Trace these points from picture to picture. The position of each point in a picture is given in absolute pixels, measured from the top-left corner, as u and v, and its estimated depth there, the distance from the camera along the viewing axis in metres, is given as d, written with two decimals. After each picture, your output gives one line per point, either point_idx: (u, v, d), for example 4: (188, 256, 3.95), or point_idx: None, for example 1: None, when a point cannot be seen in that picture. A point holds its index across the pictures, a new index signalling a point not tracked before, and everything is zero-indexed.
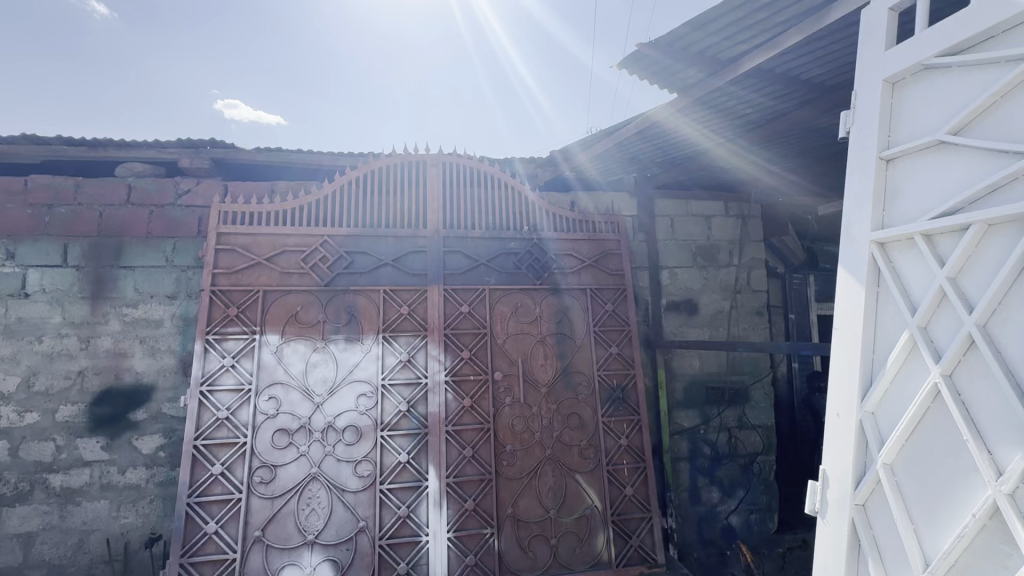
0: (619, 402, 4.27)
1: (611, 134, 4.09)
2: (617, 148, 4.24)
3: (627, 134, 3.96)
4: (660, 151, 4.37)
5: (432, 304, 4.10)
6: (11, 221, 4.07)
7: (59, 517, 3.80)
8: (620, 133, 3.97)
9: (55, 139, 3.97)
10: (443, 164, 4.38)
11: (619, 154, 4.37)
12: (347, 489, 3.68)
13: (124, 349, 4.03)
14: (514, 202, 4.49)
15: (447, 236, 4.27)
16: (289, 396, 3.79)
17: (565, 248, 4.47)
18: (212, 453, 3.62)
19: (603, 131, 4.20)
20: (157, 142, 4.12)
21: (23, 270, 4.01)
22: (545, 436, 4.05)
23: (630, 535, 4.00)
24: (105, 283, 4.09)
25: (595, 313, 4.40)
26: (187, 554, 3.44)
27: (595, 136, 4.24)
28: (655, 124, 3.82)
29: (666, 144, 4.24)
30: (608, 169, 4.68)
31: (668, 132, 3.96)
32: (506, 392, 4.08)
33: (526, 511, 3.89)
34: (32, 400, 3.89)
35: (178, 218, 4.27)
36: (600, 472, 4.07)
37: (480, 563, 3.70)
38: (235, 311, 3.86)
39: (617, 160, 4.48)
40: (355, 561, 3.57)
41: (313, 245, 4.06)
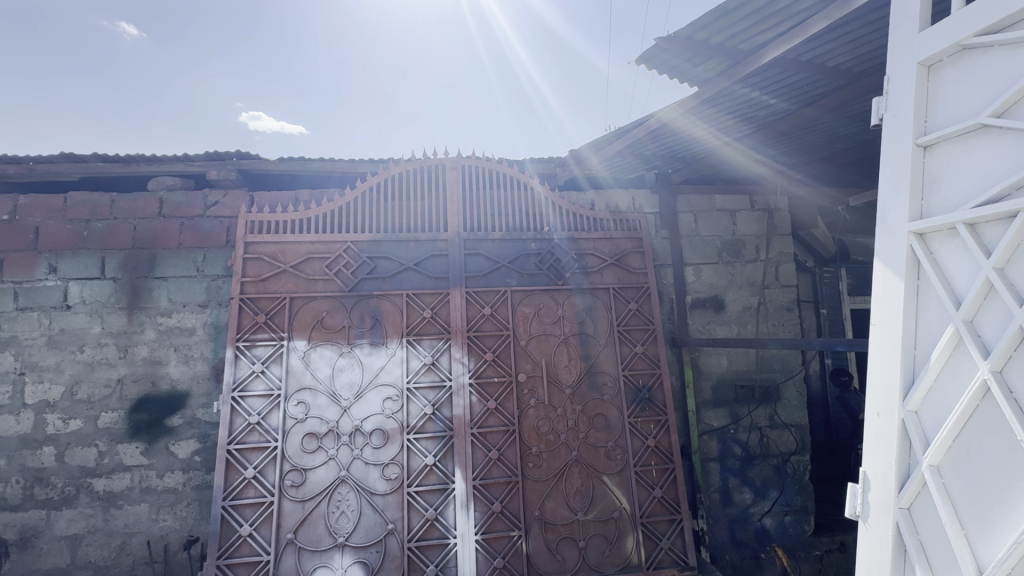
0: (645, 402, 4.20)
1: (621, 136, 4.07)
2: (627, 149, 4.24)
3: (637, 136, 3.97)
4: (668, 150, 4.35)
5: (455, 307, 4.11)
6: (53, 236, 4.27)
7: (103, 519, 3.95)
8: (629, 135, 3.99)
9: (91, 157, 4.16)
10: (462, 166, 4.39)
11: (627, 155, 4.37)
12: (375, 492, 3.72)
13: (159, 357, 4.16)
14: (533, 202, 4.47)
15: (468, 238, 4.28)
16: (317, 400, 3.86)
17: (586, 247, 4.42)
18: (244, 457, 3.71)
19: (612, 133, 4.17)
20: (185, 156, 4.26)
21: (64, 283, 4.20)
22: (571, 437, 4.02)
23: (660, 537, 3.93)
24: (140, 293, 4.23)
25: (619, 311, 4.35)
26: (223, 555, 3.52)
27: (606, 137, 4.23)
28: (664, 125, 3.82)
29: (678, 143, 4.21)
30: (617, 170, 4.71)
31: (677, 133, 3.96)
32: (530, 394, 4.06)
33: (554, 513, 3.86)
34: (75, 408, 4.05)
35: (208, 229, 4.38)
36: (628, 475, 4.01)
37: (508, 566, 3.69)
38: (263, 318, 3.95)
39: (628, 160, 4.47)
40: (385, 564, 3.61)
41: (336, 252, 4.12)
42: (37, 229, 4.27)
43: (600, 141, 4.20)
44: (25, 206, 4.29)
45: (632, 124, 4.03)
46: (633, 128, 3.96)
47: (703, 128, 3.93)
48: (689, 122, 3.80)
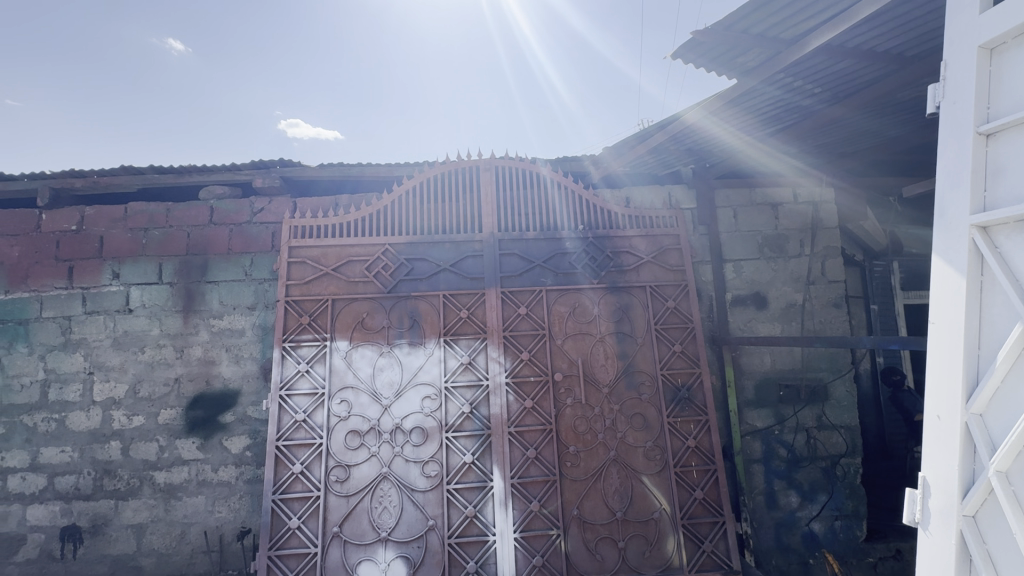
0: (685, 402, 4.12)
1: (642, 140, 4.12)
2: (651, 151, 4.25)
3: (661, 139, 3.98)
4: (697, 148, 4.30)
5: (491, 307, 4.15)
6: (116, 244, 4.56)
7: (165, 510, 4.20)
8: (651, 139, 4.03)
9: (148, 169, 4.42)
10: (495, 167, 4.43)
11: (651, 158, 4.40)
12: (416, 488, 3.81)
13: (212, 357, 4.39)
14: (567, 201, 4.45)
15: (502, 239, 4.31)
16: (359, 399, 3.98)
17: (622, 245, 4.38)
18: (292, 453, 3.86)
19: (633, 137, 4.20)
20: (232, 166, 4.48)
21: (126, 288, 4.49)
22: (609, 437, 4.00)
23: (702, 540, 3.85)
24: (194, 297, 4.47)
25: (656, 310, 4.28)
26: (274, 547, 3.68)
27: (627, 142, 4.28)
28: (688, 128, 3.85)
29: (702, 144, 4.19)
30: (637, 170, 4.72)
31: (704, 131, 3.93)
32: (566, 393, 4.06)
33: (592, 513, 3.85)
34: (138, 405, 4.32)
35: (254, 234, 4.58)
36: (668, 475, 3.95)
37: (547, 565, 3.70)
38: (307, 319, 4.10)
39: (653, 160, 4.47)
40: (426, 559, 3.69)
41: (375, 255, 4.24)
42: (102, 238, 4.58)
43: (621, 146, 4.25)
44: (91, 217, 4.61)
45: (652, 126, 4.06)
46: (656, 131, 3.98)
47: (724, 128, 3.93)
48: (715, 120, 3.77)
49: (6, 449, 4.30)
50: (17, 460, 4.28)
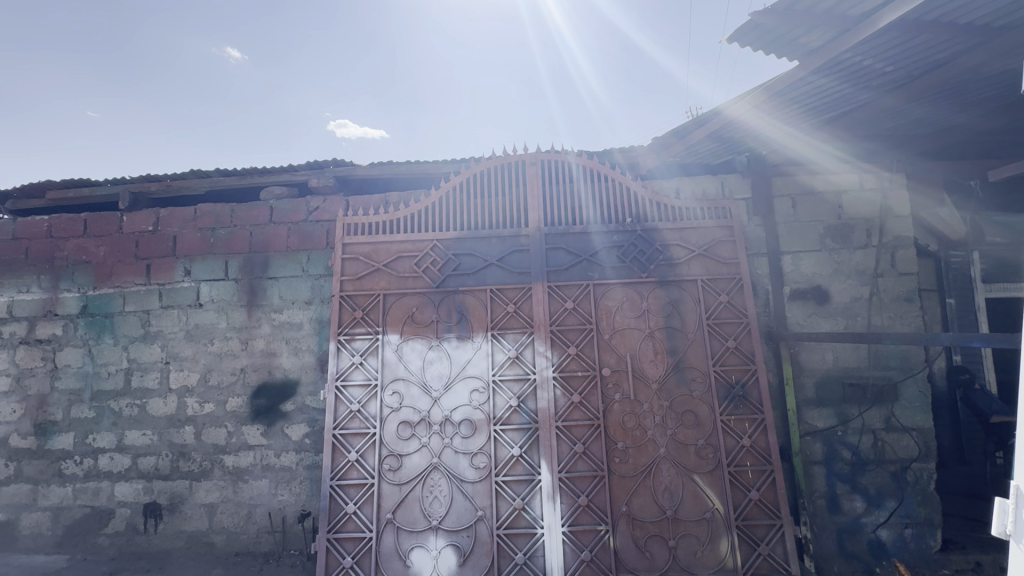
0: (739, 400, 3.98)
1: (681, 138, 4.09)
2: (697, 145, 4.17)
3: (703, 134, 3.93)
4: (747, 138, 4.15)
5: (538, 301, 4.15)
6: (187, 243, 4.90)
7: (233, 491, 4.49)
8: (689, 137, 4.01)
9: (215, 171, 4.72)
10: (541, 161, 4.41)
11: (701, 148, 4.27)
12: (465, 479, 3.89)
13: (274, 349, 4.64)
14: (614, 193, 4.38)
15: (549, 233, 4.29)
16: (410, 391, 4.09)
17: (672, 238, 4.27)
18: (348, 442, 4.03)
19: (671, 134, 4.16)
20: (290, 167, 4.71)
21: (197, 284, 4.81)
22: (659, 434, 3.92)
23: (759, 543, 3.72)
24: (257, 292, 4.73)
25: (708, 304, 4.15)
26: (332, 530, 3.86)
27: (667, 138, 4.23)
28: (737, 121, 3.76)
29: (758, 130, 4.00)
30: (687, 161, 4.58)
31: (753, 123, 3.81)
32: (614, 388, 4.01)
33: (642, 510, 3.80)
34: (209, 392, 4.64)
35: (310, 232, 4.77)
36: (721, 475, 3.84)
37: (596, 560, 3.69)
38: (361, 313, 4.25)
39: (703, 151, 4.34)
40: (476, 548, 3.76)
41: (424, 250, 4.34)
42: (175, 238, 4.93)
43: (661, 143, 4.21)
44: (165, 218, 4.97)
45: (691, 123, 4.01)
46: (697, 129, 3.94)
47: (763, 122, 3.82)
48: (752, 111, 3.65)
49: (97, 430, 4.73)
50: (106, 441, 4.70)
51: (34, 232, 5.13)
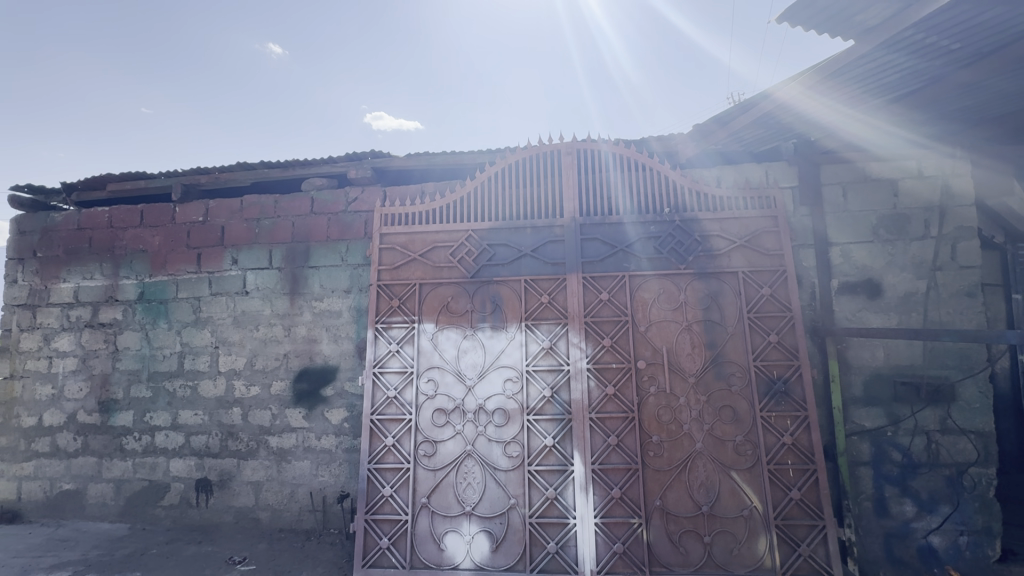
0: (781, 397, 3.85)
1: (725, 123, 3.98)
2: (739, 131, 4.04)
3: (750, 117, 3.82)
4: (797, 122, 3.99)
5: (572, 292, 4.12)
6: (235, 233, 5.11)
7: (278, 471, 4.69)
8: (733, 122, 3.92)
9: (260, 163, 4.90)
10: (577, 150, 4.36)
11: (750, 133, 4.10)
12: (498, 467, 3.93)
13: (315, 336, 4.79)
14: (652, 182, 4.28)
15: (584, 223, 4.24)
16: (445, 379, 4.16)
17: (712, 228, 4.14)
18: (385, 427, 4.14)
19: (712, 120, 4.05)
20: (330, 159, 4.84)
21: (243, 272, 5.02)
22: (695, 428, 3.85)
23: (799, 543, 3.61)
24: (299, 281, 4.89)
25: (749, 297, 4.01)
26: (370, 511, 3.99)
27: (707, 127, 4.12)
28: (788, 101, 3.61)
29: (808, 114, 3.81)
30: (736, 147, 4.39)
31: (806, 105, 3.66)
32: (650, 381, 3.95)
33: (676, 505, 3.75)
34: (255, 376, 4.85)
35: (349, 222, 4.88)
36: (761, 472, 3.73)
37: (628, 553, 3.67)
38: (397, 302, 4.34)
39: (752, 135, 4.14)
40: (508, 535, 3.81)
41: (459, 240, 4.38)
42: (223, 228, 5.15)
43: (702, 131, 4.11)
44: (214, 209, 5.19)
45: (733, 108, 3.92)
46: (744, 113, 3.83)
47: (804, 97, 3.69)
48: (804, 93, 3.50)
49: (153, 409, 5.03)
50: (161, 420, 4.99)
51: (96, 223, 5.47)
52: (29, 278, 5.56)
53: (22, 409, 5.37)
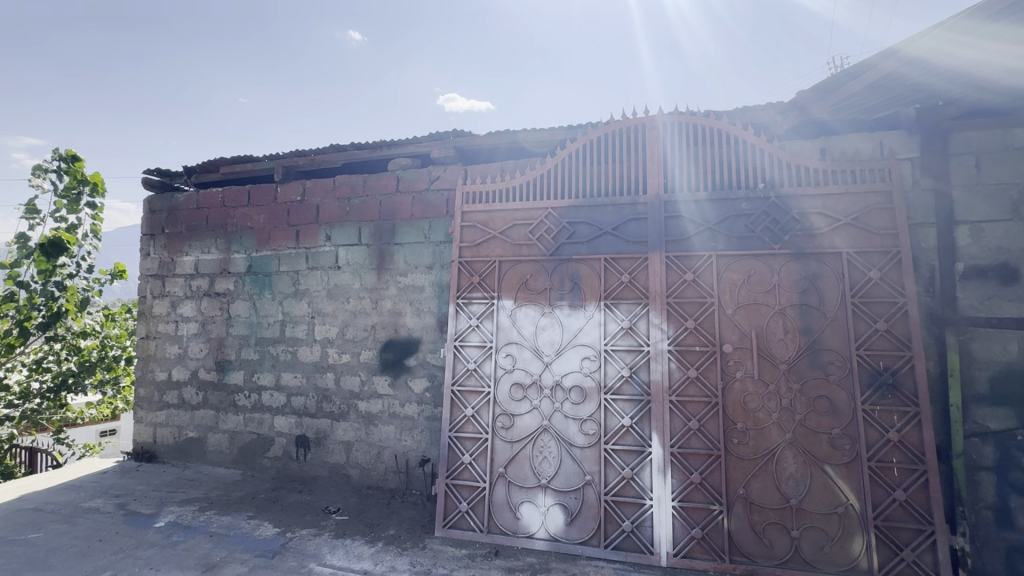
0: (887, 390, 3.53)
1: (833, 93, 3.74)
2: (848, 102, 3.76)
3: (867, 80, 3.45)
4: (924, 85, 3.55)
5: (654, 272, 4.00)
6: (328, 211, 5.47)
7: (366, 433, 5.06)
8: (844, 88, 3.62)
9: (351, 144, 5.23)
10: (663, 124, 4.20)
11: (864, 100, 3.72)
12: (575, 444, 3.97)
13: (400, 309, 5.06)
14: (745, 156, 4.02)
15: (669, 200, 4.08)
16: (523, 354, 4.24)
17: (813, 205, 3.82)
18: (465, 398, 4.32)
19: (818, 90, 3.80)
20: (415, 139, 5.05)
21: (336, 248, 5.38)
22: (785, 417, 3.65)
23: (902, 547, 3.33)
24: (386, 257, 5.16)
25: (854, 280, 3.68)
26: (450, 476, 4.21)
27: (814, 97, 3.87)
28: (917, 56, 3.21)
29: (937, 73, 3.37)
30: (846, 116, 3.99)
31: (935, 62, 3.24)
32: (735, 366, 3.78)
33: (761, 496, 3.59)
34: (346, 344, 5.23)
35: (431, 200, 5.03)
36: (859, 469, 3.47)
37: (707, 539, 3.58)
38: (478, 279, 4.46)
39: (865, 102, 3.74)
40: (583, 511, 3.85)
41: (538, 218, 4.39)
42: (317, 207, 5.52)
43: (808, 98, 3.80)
44: (310, 189, 5.57)
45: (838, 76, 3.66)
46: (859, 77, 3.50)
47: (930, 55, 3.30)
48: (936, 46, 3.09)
49: (260, 370, 5.59)
50: (267, 380, 5.54)
51: (211, 202, 6.08)
52: (159, 251, 6.33)
53: (155, 364, 6.19)
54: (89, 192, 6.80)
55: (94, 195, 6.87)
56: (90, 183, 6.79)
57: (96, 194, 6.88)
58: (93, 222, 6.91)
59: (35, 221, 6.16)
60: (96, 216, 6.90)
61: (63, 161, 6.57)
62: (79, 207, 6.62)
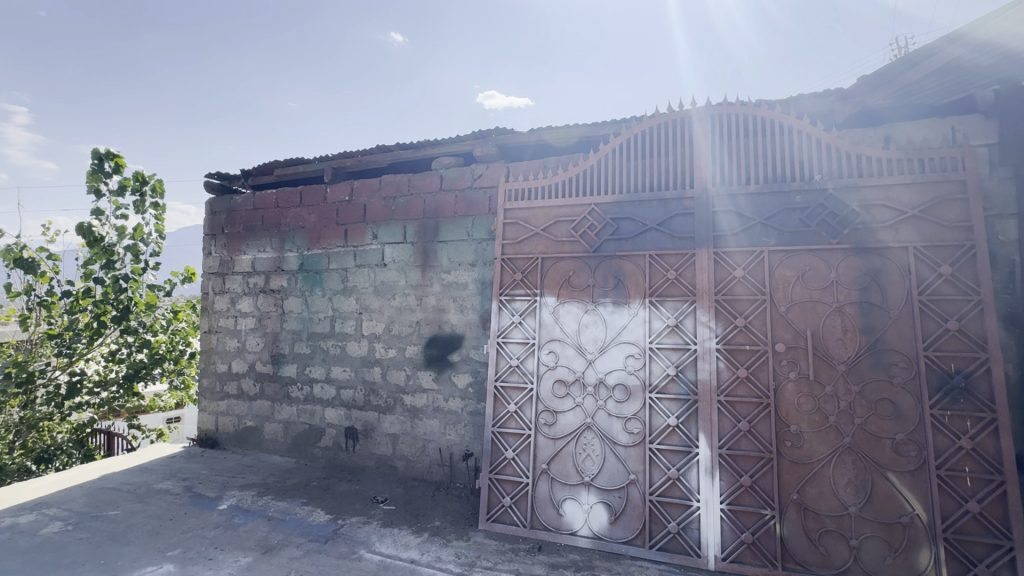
0: (959, 394, 3.29)
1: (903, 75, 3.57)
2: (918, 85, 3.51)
3: None
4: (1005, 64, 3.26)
5: (702, 268, 3.90)
6: (375, 210, 5.63)
7: (411, 426, 5.19)
8: None
9: (397, 144, 5.38)
10: (711, 116, 4.08)
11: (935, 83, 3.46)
12: (618, 442, 3.93)
13: (443, 306, 5.15)
14: (800, 147, 3.84)
15: (719, 193, 3.96)
16: (565, 351, 4.23)
17: (876, 196, 3.60)
18: (508, 394, 4.36)
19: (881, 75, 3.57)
20: (457, 138, 5.14)
21: (382, 246, 5.54)
22: (843, 421, 3.47)
23: (975, 563, 3.11)
24: (430, 254, 5.26)
25: (921, 276, 3.44)
26: (494, 471, 4.27)
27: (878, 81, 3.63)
28: None
29: None
30: (915, 101, 3.73)
31: None
32: (789, 366, 3.63)
33: (817, 502, 3.44)
34: (392, 340, 5.38)
35: (473, 198, 5.08)
36: (927, 478, 3.26)
37: (758, 544, 3.47)
38: (520, 276, 4.49)
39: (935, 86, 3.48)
40: (627, 510, 3.81)
41: (581, 215, 4.36)
42: (365, 206, 5.70)
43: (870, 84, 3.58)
44: (357, 189, 5.75)
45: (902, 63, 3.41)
46: None
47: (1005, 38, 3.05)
48: None
49: (312, 364, 5.84)
50: (318, 373, 5.78)
51: (266, 203, 6.39)
52: (219, 250, 6.71)
53: (217, 357, 6.58)
54: (149, 192, 7.30)
55: (154, 195, 7.37)
56: (150, 184, 7.28)
57: (156, 194, 7.37)
58: (157, 222, 7.40)
59: (102, 220, 6.66)
60: (160, 216, 7.40)
61: (109, 163, 7.08)
62: (142, 207, 7.11)
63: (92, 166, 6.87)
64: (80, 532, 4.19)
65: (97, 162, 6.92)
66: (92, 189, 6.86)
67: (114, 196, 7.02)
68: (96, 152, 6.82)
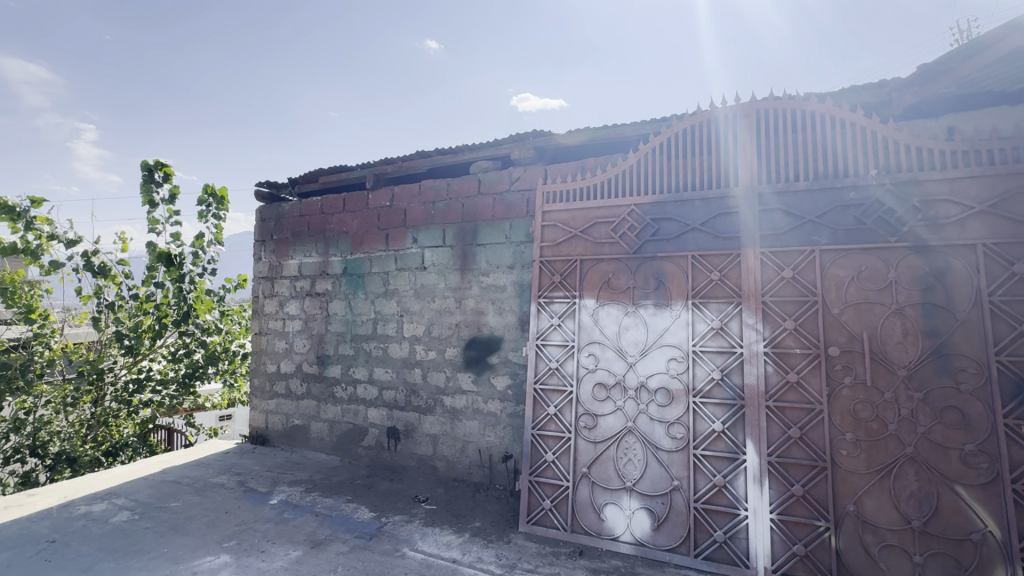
0: None
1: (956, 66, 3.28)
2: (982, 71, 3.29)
3: None
4: None
5: (747, 268, 3.77)
6: (415, 214, 5.75)
7: (451, 427, 5.26)
8: None
9: (436, 150, 5.49)
10: (755, 111, 3.95)
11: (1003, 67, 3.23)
12: (661, 447, 3.86)
13: (482, 308, 5.20)
14: (853, 140, 3.66)
15: (766, 191, 3.82)
16: (605, 354, 4.19)
17: (938, 190, 3.38)
18: (548, 397, 4.36)
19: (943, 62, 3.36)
20: (496, 142, 5.19)
21: (422, 250, 5.65)
22: (905, 429, 3.28)
23: None
24: (469, 257, 5.32)
25: (992, 275, 3.21)
26: (534, 473, 4.27)
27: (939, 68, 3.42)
28: None
29: None
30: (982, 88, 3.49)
31: None
32: (844, 371, 3.46)
33: (876, 514, 3.26)
34: (433, 342, 5.47)
35: (512, 201, 5.11)
36: (1001, 492, 3.03)
37: (811, 557, 3.32)
38: (559, 278, 4.48)
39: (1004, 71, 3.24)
40: (671, 517, 3.73)
41: (621, 216, 4.31)
42: (405, 211, 5.83)
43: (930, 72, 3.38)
44: (398, 194, 5.89)
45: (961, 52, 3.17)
46: None
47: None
48: None
49: (356, 364, 6.01)
50: (361, 374, 5.95)
51: (311, 210, 6.63)
52: (268, 255, 7.02)
53: (267, 357, 6.87)
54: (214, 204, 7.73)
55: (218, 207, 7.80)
56: (217, 197, 7.72)
57: (222, 208, 7.81)
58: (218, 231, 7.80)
59: (159, 228, 7.09)
60: (218, 224, 7.78)
61: (160, 174, 7.54)
62: (205, 217, 7.53)
63: (143, 177, 7.34)
64: (145, 521, 4.47)
65: (148, 173, 7.39)
66: (147, 200, 7.33)
67: (169, 204, 7.47)
68: (143, 165, 7.28)
